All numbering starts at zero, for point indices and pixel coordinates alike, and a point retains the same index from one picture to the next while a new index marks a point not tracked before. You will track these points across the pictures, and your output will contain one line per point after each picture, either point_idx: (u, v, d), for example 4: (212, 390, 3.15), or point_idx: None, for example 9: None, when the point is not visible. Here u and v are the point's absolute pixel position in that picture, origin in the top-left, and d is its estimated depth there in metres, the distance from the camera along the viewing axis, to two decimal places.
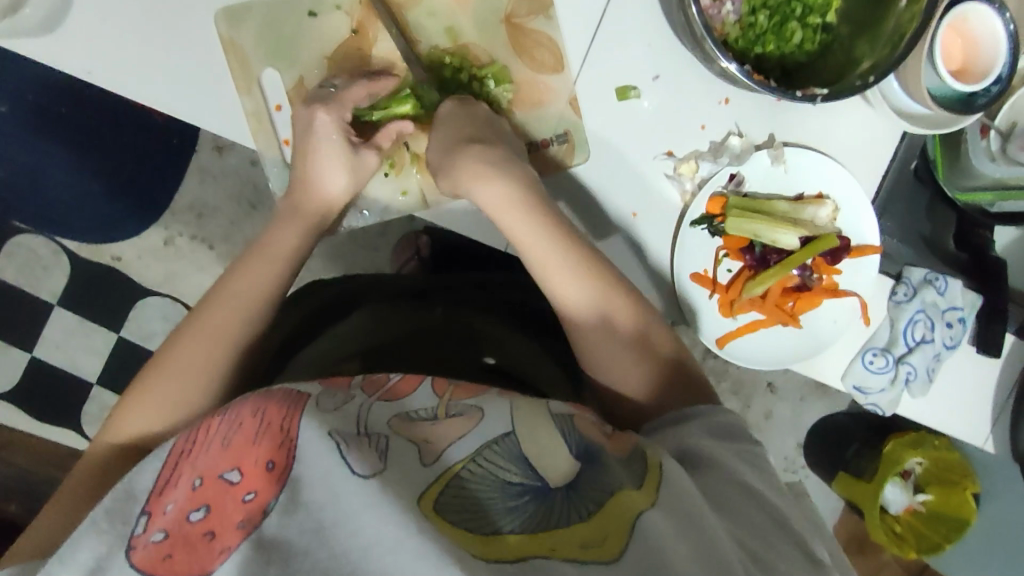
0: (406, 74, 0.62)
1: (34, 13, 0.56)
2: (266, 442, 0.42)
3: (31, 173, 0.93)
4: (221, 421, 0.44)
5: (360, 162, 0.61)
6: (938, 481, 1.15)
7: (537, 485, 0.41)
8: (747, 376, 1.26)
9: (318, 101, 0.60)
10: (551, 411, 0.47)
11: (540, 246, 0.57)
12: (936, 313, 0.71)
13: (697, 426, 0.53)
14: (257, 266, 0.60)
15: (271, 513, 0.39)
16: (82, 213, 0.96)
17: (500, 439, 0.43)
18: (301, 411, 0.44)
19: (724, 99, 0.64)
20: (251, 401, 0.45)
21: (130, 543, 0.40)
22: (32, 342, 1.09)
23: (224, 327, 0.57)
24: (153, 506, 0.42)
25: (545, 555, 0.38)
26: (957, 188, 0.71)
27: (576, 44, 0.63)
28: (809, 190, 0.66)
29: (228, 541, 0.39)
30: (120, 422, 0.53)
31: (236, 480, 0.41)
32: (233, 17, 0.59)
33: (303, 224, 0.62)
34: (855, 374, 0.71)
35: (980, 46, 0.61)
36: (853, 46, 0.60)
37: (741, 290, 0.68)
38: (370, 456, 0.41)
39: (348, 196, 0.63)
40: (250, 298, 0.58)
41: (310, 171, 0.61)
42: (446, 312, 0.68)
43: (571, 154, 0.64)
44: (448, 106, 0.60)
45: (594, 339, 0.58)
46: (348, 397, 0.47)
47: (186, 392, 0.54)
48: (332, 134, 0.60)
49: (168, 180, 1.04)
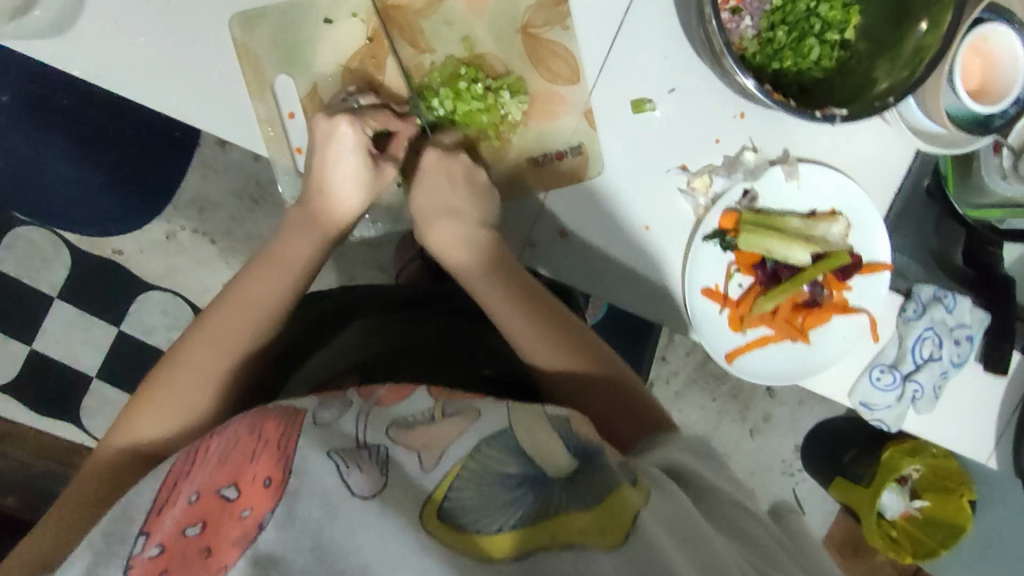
0: (411, 97, 0.62)
1: (44, 15, 0.55)
2: (264, 459, 0.41)
3: (29, 159, 0.81)
4: (219, 439, 0.43)
5: (379, 177, 0.62)
6: (935, 488, 1.16)
7: (536, 475, 0.40)
8: (746, 381, 1.26)
9: (342, 112, 0.59)
10: (546, 411, 0.45)
11: (514, 312, 0.59)
12: (944, 331, 0.72)
13: (674, 447, 0.52)
14: (267, 272, 0.59)
15: (266, 528, 0.39)
16: (86, 207, 0.86)
17: (496, 435, 0.42)
18: (299, 430, 0.43)
19: (739, 114, 0.64)
20: (246, 419, 0.43)
21: (129, 561, 0.39)
22: (31, 335, 1.08)
23: (235, 334, 0.56)
24: (151, 525, 0.40)
25: (547, 547, 0.38)
26: (967, 205, 0.71)
27: (593, 56, 0.62)
28: (822, 206, 0.66)
29: (226, 557, 0.38)
30: (123, 432, 0.52)
31: (233, 496, 0.40)
32: (247, 23, 0.58)
33: (319, 236, 0.61)
34: (862, 391, 0.71)
35: (998, 66, 0.61)
36: (871, 66, 0.60)
37: (753, 305, 0.68)
38: (372, 475, 0.40)
39: (364, 206, 0.62)
40: (266, 302, 0.58)
41: (328, 181, 0.60)
42: (449, 323, 0.67)
43: (585, 165, 0.63)
44: (430, 155, 0.61)
45: (505, 311, 0.59)
46: (345, 406, 0.45)
47: (192, 399, 0.53)
48: (354, 150, 0.59)
49: (169, 173, 0.96)
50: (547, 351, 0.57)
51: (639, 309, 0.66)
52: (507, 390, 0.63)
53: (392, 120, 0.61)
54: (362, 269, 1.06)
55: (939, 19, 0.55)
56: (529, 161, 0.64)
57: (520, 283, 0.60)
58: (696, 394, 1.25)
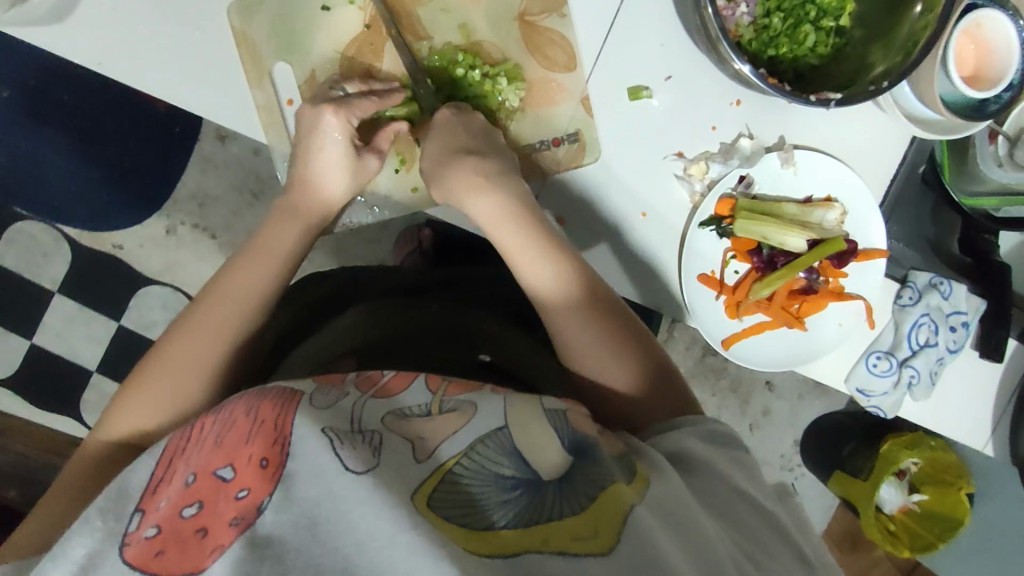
0: (405, 76, 0.62)
1: (44, 2, 0.56)
2: (259, 440, 0.41)
3: (30, 158, 0.84)
4: (215, 419, 0.44)
5: (361, 167, 0.61)
6: (932, 481, 1.17)
7: (530, 478, 0.41)
8: (746, 375, 1.26)
9: (325, 101, 0.59)
10: (544, 407, 0.47)
11: (570, 314, 0.56)
12: (941, 317, 0.71)
13: (689, 431, 0.52)
14: (252, 264, 0.59)
15: (264, 512, 0.38)
16: (85, 205, 0.90)
17: (492, 435, 0.43)
18: (294, 408, 0.44)
19: (735, 101, 0.64)
20: (244, 400, 0.45)
21: (124, 539, 0.40)
22: (31, 330, 1.09)
23: (221, 323, 0.56)
24: (147, 503, 0.41)
25: (538, 549, 0.37)
26: (963, 192, 0.72)
27: (589, 44, 0.63)
28: (818, 193, 0.67)
29: (220, 538, 0.38)
30: (112, 419, 0.53)
31: (228, 476, 0.40)
32: (244, 10, 0.59)
33: (302, 225, 0.61)
34: (858, 377, 0.72)
35: (992, 52, 0.62)
36: (866, 50, 0.61)
37: (748, 292, 0.68)
38: (364, 452, 0.41)
39: (349, 194, 0.62)
40: (244, 293, 0.58)
41: (310, 169, 0.60)
42: (443, 310, 0.67)
43: (582, 152, 0.63)
44: (446, 113, 0.60)
45: (560, 314, 0.57)
46: (342, 394, 0.46)
47: (182, 387, 0.54)
48: (338, 139, 0.59)
49: (172, 167, 0.97)
50: (593, 344, 0.56)
51: (636, 296, 0.67)
52: (506, 377, 0.63)
53: (376, 108, 0.60)
54: (362, 263, 1.06)
55: (933, 4, 0.55)
56: (525, 149, 0.64)
57: (584, 285, 0.57)
58: (695, 388, 1.25)
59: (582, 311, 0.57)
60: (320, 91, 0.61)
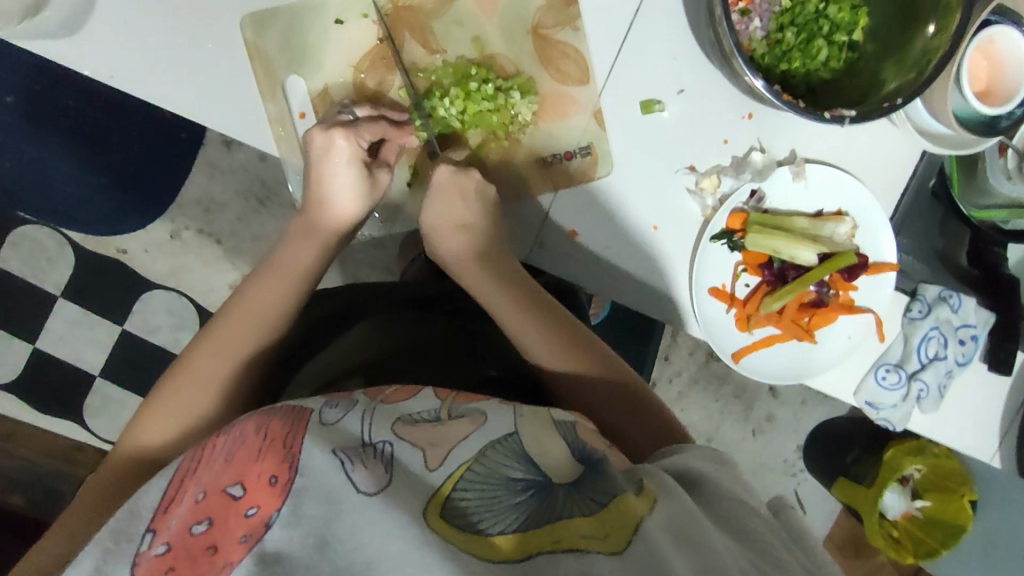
0: (412, 104, 0.62)
1: (54, 15, 0.55)
2: (270, 457, 0.41)
3: (34, 161, 0.81)
4: (225, 438, 0.43)
5: (374, 185, 0.62)
6: (936, 488, 1.16)
7: (540, 480, 0.41)
8: (749, 381, 1.27)
9: (337, 125, 0.59)
10: (554, 418, 0.47)
11: (519, 314, 0.60)
12: (950, 330, 0.72)
13: (691, 453, 0.52)
14: (268, 283, 0.59)
15: (274, 527, 0.38)
16: (90, 206, 0.86)
17: (503, 439, 0.43)
18: (304, 428, 0.43)
19: (747, 114, 0.64)
20: (254, 418, 0.44)
21: (135, 558, 0.39)
22: (35, 333, 1.08)
23: (237, 340, 0.57)
24: (158, 523, 0.41)
25: (551, 550, 0.38)
26: (973, 205, 0.71)
27: (602, 56, 0.62)
28: (829, 206, 0.67)
29: (230, 555, 0.38)
30: (130, 437, 0.53)
31: (239, 494, 0.40)
32: (258, 22, 0.59)
33: (320, 244, 0.62)
34: (867, 389, 0.71)
35: (1004, 68, 0.62)
36: (879, 65, 0.61)
37: (759, 305, 0.69)
38: (376, 470, 0.40)
39: (362, 214, 0.63)
40: (267, 313, 0.58)
41: (327, 191, 0.61)
42: (456, 326, 0.67)
43: (594, 166, 0.64)
44: (442, 172, 0.60)
45: (517, 321, 0.60)
46: (350, 406, 0.46)
47: (197, 403, 0.54)
48: (349, 162, 0.59)
49: (168, 183, 0.96)
50: (552, 348, 0.59)
51: (644, 307, 0.67)
52: (518, 392, 0.63)
53: (388, 130, 0.61)
54: (365, 269, 1.06)
55: (944, 25, 0.55)
56: (537, 162, 0.64)
57: (533, 294, 0.62)
58: (699, 394, 1.25)
59: (566, 348, 0.59)
60: (330, 112, 0.61)
